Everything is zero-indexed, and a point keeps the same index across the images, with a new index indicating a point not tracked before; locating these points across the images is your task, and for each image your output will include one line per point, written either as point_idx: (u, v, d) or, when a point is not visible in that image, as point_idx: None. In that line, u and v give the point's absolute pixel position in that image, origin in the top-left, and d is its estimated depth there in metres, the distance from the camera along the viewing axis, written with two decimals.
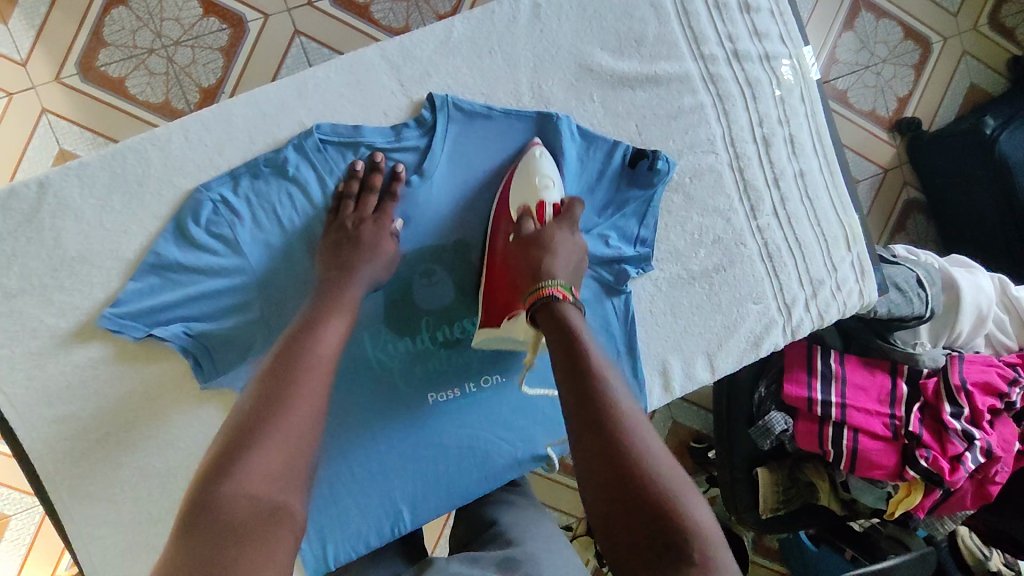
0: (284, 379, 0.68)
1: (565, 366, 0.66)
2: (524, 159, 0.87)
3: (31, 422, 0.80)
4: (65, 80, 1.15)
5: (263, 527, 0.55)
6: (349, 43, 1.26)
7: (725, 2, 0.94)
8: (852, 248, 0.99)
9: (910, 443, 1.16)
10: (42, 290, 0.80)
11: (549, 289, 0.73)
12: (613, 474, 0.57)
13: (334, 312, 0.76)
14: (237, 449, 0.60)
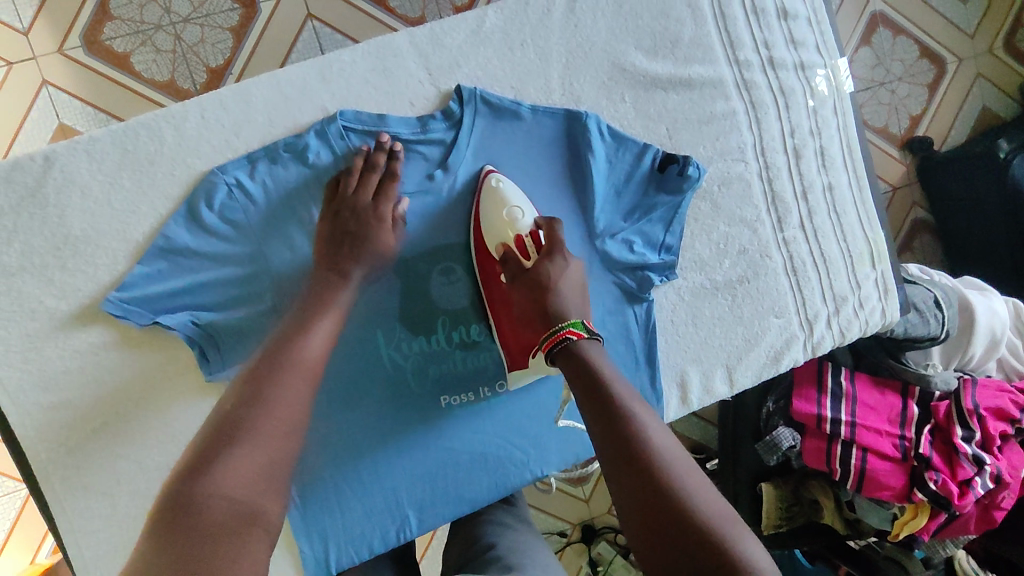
0: (269, 383, 0.70)
1: (596, 417, 0.66)
2: (483, 195, 0.83)
3: (25, 408, 0.77)
4: (68, 52, 1.11)
5: (243, 527, 0.57)
6: (364, 30, 1.22)
7: (762, 7, 0.92)
8: (877, 266, 0.97)
9: (918, 465, 1.14)
10: (43, 269, 0.76)
11: (563, 331, 0.72)
12: (662, 521, 0.57)
13: (321, 314, 0.78)
14: (221, 448, 0.62)
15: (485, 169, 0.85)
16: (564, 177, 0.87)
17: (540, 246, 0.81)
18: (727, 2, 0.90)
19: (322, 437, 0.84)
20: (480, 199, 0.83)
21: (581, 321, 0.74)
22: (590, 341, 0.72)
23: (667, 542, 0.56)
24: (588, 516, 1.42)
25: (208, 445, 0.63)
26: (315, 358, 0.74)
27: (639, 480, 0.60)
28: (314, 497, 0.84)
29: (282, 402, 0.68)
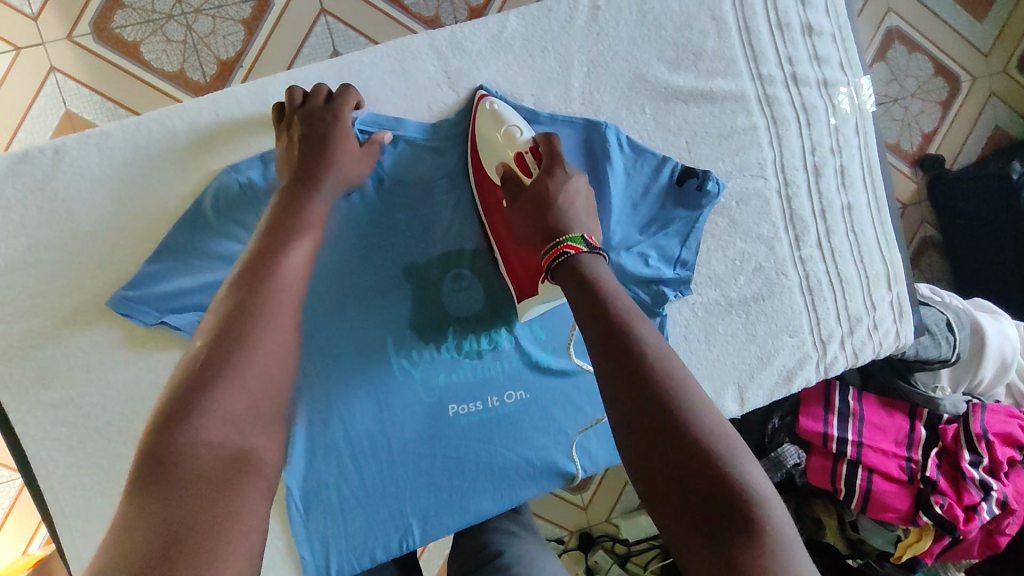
0: (247, 302, 0.58)
1: (593, 329, 0.59)
2: (480, 117, 0.80)
3: (26, 405, 0.75)
4: (77, 39, 1.09)
5: (230, 485, 0.48)
6: (377, 28, 1.21)
7: (787, 22, 0.90)
8: (892, 288, 0.96)
9: (925, 488, 1.13)
10: (49, 264, 0.75)
11: (561, 246, 0.66)
12: (662, 444, 0.51)
13: (303, 232, 0.67)
14: (197, 390, 0.51)
15: (479, 93, 0.82)
16: None
17: (541, 159, 0.76)
18: (751, 15, 0.89)
19: (326, 443, 0.82)
20: (476, 121, 0.81)
21: (581, 236, 0.67)
22: (590, 256, 0.65)
23: (667, 463, 0.50)
24: (586, 525, 1.40)
25: (177, 384, 0.52)
26: (303, 278, 0.63)
27: (640, 397, 0.53)
28: (317, 503, 0.83)
29: (269, 325, 0.57)
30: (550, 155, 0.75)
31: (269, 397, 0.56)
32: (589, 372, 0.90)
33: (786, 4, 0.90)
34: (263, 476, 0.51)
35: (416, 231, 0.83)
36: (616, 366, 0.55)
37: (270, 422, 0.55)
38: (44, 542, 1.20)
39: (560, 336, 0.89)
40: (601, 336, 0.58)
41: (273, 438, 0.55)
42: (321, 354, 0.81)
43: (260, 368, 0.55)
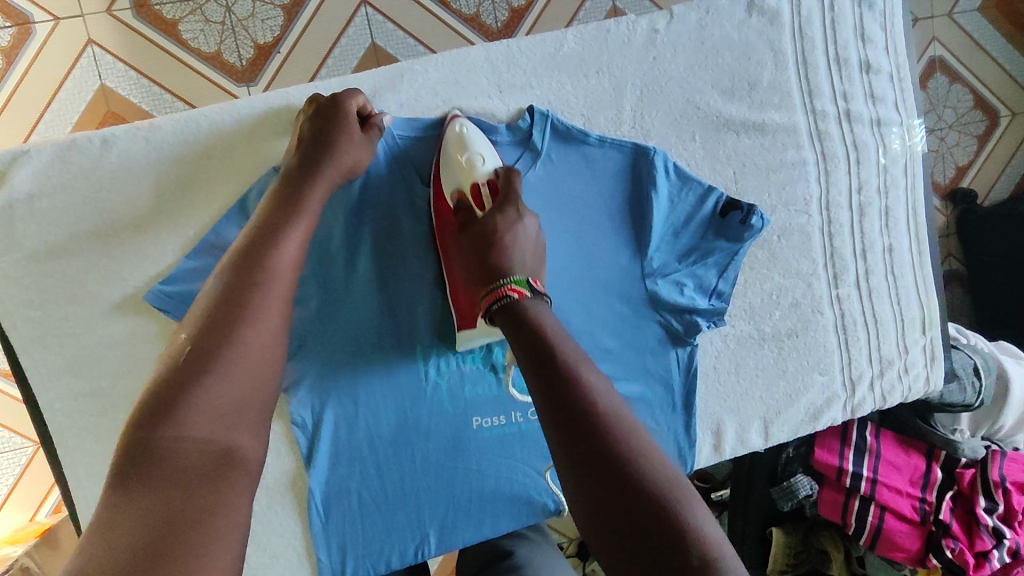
0: (241, 286, 0.57)
1: (536, 382, 0.57)
2: (447, 139, 0.78)
3: (57, 391, 0.75)
4: (116, 13, 1.08)
5: (213, 479, 0.49)
6: (416, 22, 1.19)
7: (846, 58, 0.89)
8: (926, 333, 0.96)
9: (936, 530, 1.12)
10: (89, 254, 0.74)
11: (504, 289, 0.65)
12: (607, 496, 0.49)
13: (299, 214, 0.66)
14: (185, 381, 0.51)
15: (451, 114, 0.80)
16: (623, 214, 0.85)
17: (497, 194, 0.76)
18: (810, 48, 0.88)
19: (350, 448, 0.82)
20: (442, 144, 0.78)
21: (526, 279, 0.67)
22: (534, 300, 0.65)
23: (615, 521, 0.48)
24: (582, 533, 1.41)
25: (165, 372, 0.52)
26: (296, 268, 0.63)
27: (585, 451, 0.51)
28: (338, 508, 0.83)
29: (258, 312, 0.57)
30: (507, 193, 0.75)
31: (257, 392, 0.56)
32: None
33: (846, 40, 0.89)
34: (246, 470, 0.52)
35: None
36: (558, 418, 0.53)
37: (258, 418, 0.55)
38: (51, 514, 1.23)
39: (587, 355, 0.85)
40: (544, 389, 0.56)
41: (258, 430, 0.55)
42: (349, 362, 0.80)
43: (248, 361, 0.55)
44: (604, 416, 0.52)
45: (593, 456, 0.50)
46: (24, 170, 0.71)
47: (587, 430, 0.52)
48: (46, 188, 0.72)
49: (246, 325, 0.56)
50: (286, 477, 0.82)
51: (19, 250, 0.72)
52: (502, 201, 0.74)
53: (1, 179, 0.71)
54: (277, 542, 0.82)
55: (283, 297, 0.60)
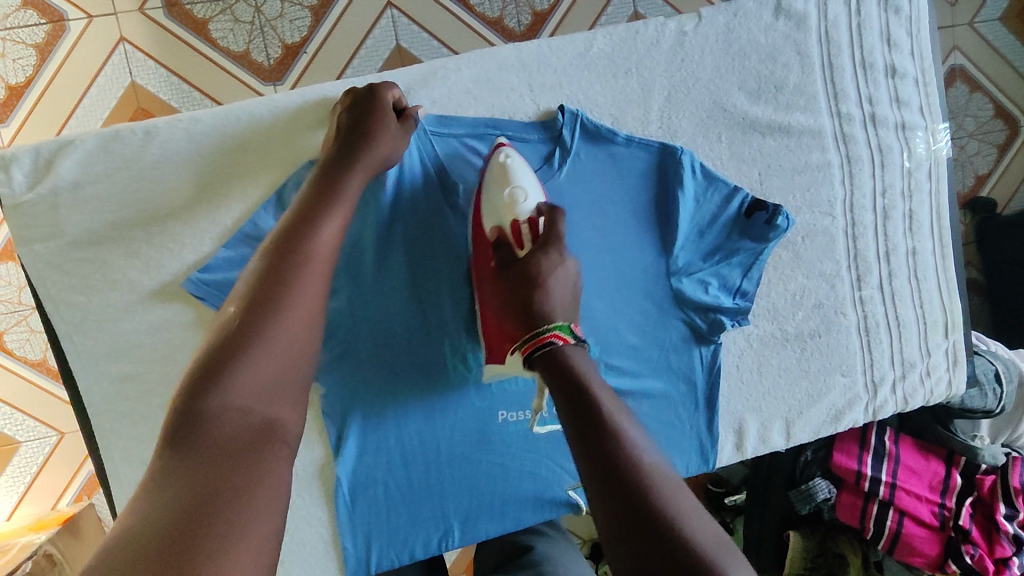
0: (283, 267, 0.59)
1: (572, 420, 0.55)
2: (491, 169, 0.78)
3: (95, 375, 0.77)
4: (149, 12, 1.11)
5: (258, 450, 0.48)
6: (440, 24, 1.21)
7: (871, 62, 0.90)
8: (949, 337, 0.96)
9: (956, 536, 1.13)
10: (130, 242, 0.76)
11: (547, 336, 0.65)
12: (647, 551, 0.45)
13: (336, 201, 0.67)
14: (230, 356, 0.51)
15: (497, 144, 0.80)
16: (649, 213, 0.86)
17: (535, 233, 0.75)
18: (836, 52, 0.89)
19: (377, 438, 0.83)
20: (487, 174, 0.79)
21: (569, 326, 0.66)
22: (575, 346, 0.64)
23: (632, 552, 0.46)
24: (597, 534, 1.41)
25: (210, 348, 0.52)
26: (335, 252, 0.64)
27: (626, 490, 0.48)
28: (363, 496, 0.84)
29: (298, 292, 0.58)
30: (544, 238, 0.74)
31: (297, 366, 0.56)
32: (641, 397, 0.89)
33: (872, 44, 0.90)
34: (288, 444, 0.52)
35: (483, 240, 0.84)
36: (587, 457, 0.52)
37: (297, 393, 0.56)
38: (71, 504, 1.25)
39: (611, 350, 0.87)
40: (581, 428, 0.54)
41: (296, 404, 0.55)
42: (378, 353, 0.82)
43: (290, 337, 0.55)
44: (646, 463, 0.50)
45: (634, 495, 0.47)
46: (70, 159, 0.74)
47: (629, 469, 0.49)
48: (91, 177, 0.74)
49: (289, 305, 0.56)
50: (315, 465, 0.83)
51: (63, 237, 0.74)
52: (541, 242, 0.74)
53: (48, 168, 0.73)
54: (304, 529, 0.84)
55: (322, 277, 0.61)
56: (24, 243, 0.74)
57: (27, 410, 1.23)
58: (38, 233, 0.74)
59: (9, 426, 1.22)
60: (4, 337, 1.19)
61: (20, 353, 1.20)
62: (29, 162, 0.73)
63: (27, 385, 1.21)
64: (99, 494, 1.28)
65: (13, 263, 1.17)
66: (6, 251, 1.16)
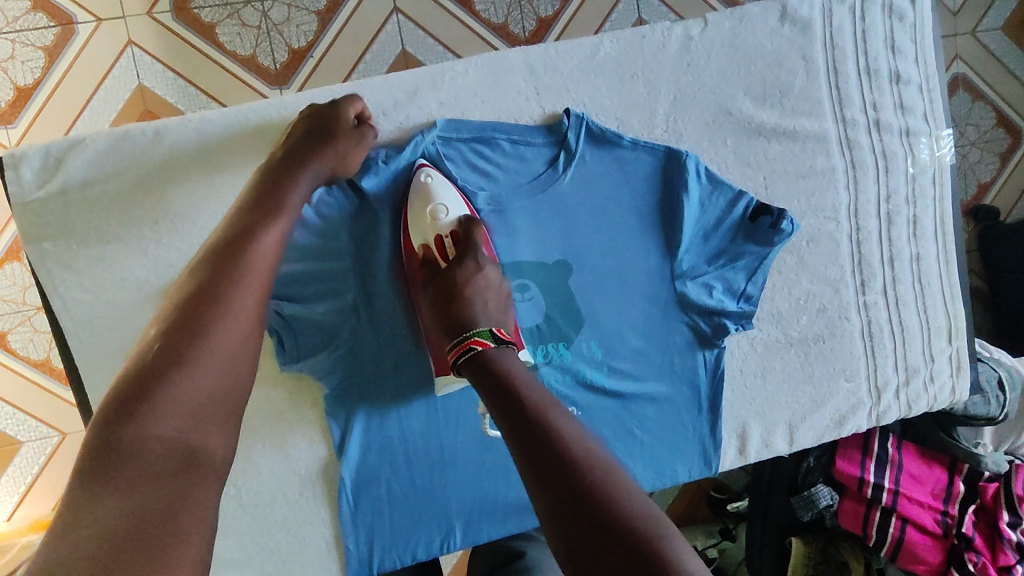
0: (217, 286, 0.58)
1: (506, 425, 0.59)
2: (412, 191, 0.78)
3: (102, 373, 0.77)
4: (157, 16, 1.12)
5: (179, 478, 0.49)
6: (446, 30, 1.22)
7: (876, 69, 0.91)
8: (953, 342, 0.96)
9: (959, 544, 1.12)
10: (138, 241, 0.77)
11: (468, 341, 0.69)
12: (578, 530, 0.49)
13: (278, 214, 0.67)
14: (156, 380, 0.51)
15: (418, 163, 0.80)
16: (653, 216, 0.86)
17: (459, 243, 0.77)
18: (841, 58, 0.89)
19: (381, 438, 0.83)
20: (410, 195, 0.79)
21: (490, 330, 0.70)
22: (497, 350, 0.68)
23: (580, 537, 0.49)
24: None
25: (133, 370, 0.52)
26: (274, 266, 0.64)
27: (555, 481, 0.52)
28: (367, 496, 0.84)
29: (233, 312, 0.58)
30: (469, 243, 0.77)
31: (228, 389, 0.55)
32: (645, 400, 0.89)
33: (876, 51, 0.90)
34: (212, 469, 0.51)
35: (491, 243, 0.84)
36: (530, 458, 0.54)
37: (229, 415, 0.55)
38: None
39: (615, 353, 0.87)
40: (513, 430, 0.57)
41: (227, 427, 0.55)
42: (383, 354, 0.82)
43: (222, 357, 0.55)
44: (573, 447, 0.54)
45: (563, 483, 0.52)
46: (81, 157, 0.74)
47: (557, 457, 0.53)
48: (101, 176, 0.75)
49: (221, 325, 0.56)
50: (319, 465, 0.83)
51: (72, 234, 0.75)
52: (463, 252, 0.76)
53: (58, 166, 0.74)
54: (307, 529, 0.83)
55: (257, 295, 0.61)
56: (33, 241, 0.74)
57: (29, 410, 1.23)
58: (48, 231, 0.74)
59: (11, 426, 1.22)
60: (7, 337, 1.20)
61: (23, 354, 1.21)
62: (39, 161, 0.73)
63: (31, 386, 1.22)
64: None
65: (17, 263, 1.18)
66: (10, 251, 1.17)
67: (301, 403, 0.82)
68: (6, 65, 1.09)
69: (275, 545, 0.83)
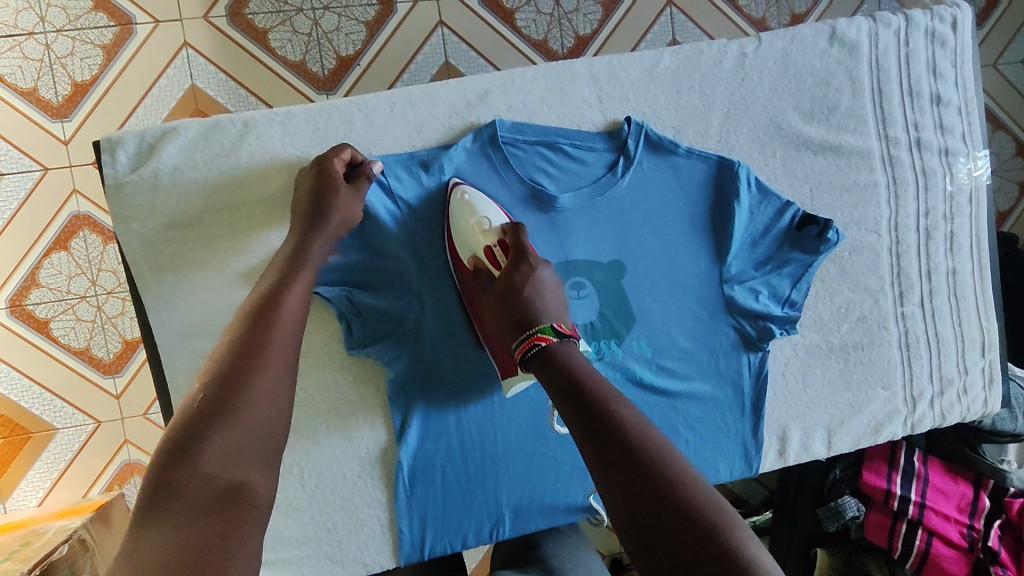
0: (252, 337, 0.63)
1: (572, 415, 0.59)
2: (454, 208, 0.82)
3: (178, 350, 0.81)
4: (213, 20, 1.16)
5: (226, 518, 0.51)
6: (487, 43, 1.26)
7: (918, 90, 0.95)
8: (986, 355, 1.00)
9: (984, 558, 1.12)
10: (219, 225, 0.81)
11: (532, 337, 0.68)
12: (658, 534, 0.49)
13: (301, 265, 0.73)
14: (198, 428, 0.55)
15: (452, 182, 0.84)
16: (705, 222, 0.90)
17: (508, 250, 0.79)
18: (885, 79, 0.94)
19: (438, 426, 0.87)
20: (450, 210, 0.83)
21: (552, 325, 0.69)
22: (560, 344, 0.67)
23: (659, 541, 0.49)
24: (616, 551, 1.34)
25: (178, 424, 0.56)
26: (302, 315, 0.69)
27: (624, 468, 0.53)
28: (422, 481, 0.87)
29: (266, 365, 0.62)
30: (517, 248, 0.78)
31: (264, 435, 0.59)
32: (690, 399, 0.92)
33: (919, 73, 0.95)
34: (257, 506, 0.54)
35: (562, 241, 0.87)
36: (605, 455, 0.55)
37: (271, 453, 0.59)
38: (101, 493, 1.22)
39: (663, 352, 0.91)
40: (580, 423, 0.58)
41: (267, 470, 0.58)
42: (443, 344, 0.85)
43: (258, 404, 0.59)
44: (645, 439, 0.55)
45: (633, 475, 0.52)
46: (172, 145, 0.78)
47: (625, 448, 0.54)
48: (190, 163, 0.79)
49: (256, 375, 0.60)
50: (378, 448, 0.87)
51: (158, 217, 0.79)
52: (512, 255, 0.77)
53: (151, 153, 0.79)
54: (363, 511, 0.86)
55: (286, 349, 0.65)
56: (122, 222, 0.78)
57: (66, 397, 1.22)
58: (136, 212, 0.78)
59: (46, 412, 1.22)
60: (50, 324, 1.19)
61: (65, 341, 1.20)
62: (134, 146, 0.78)
63: (70, 373, 1.21)
64: (129, 485, 1.26)
65: (63, 253, 1.17)
66: (57, 240, 1.17)
67: (364, 387, 0.86)
68: (65, 61, 1.13)
69: (332, 525, 0.86)
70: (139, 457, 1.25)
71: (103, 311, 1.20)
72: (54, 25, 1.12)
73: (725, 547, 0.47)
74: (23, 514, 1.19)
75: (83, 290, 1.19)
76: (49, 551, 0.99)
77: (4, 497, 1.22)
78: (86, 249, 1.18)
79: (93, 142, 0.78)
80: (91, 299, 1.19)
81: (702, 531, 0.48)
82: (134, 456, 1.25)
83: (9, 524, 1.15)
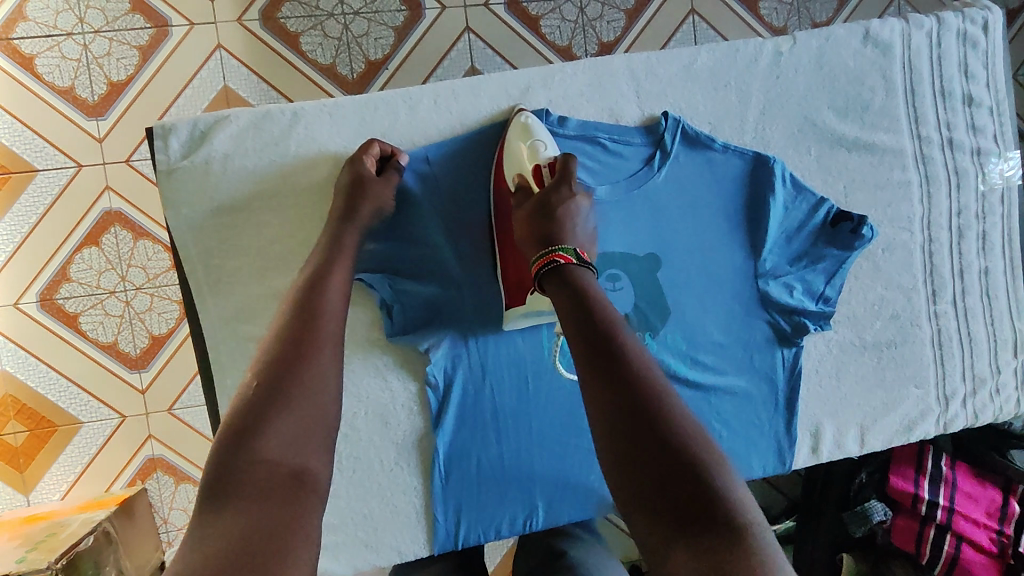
0: (302, 326, 0.65)
1: (578, 338, 0.59)
2: (512, 129, 0.84)
3: (222, 334, 0.82)
4: (246, 23, 1.18)
5: (288, 499, 0.52)
6: (510, 46, 1.26)
7: (950, 91, 0.96)
8: (1019, 355, 1.00)
9: (1015, 564, 1.07)
10: (265, 212, 0.82)
11: (552, 254, 0.68)
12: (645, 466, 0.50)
13: (341, 256, 0.74)
14: (256, 414, 0.56)
15: (518, 108, 0.87)
16: (741, 217, 0.91)
17: (555, 172, 0.77)
18: (918, 79, 0.95)
19: (474, 413, 0.87)
20: (508, 131, 0.85)
21: (575, 250, 0.69)
22: (579, 267, 0.67)
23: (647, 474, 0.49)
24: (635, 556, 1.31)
25: (236, 410, 0.57)
26: (346, 303, 0.70)
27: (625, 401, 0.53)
28: (457, 470, 0.88)
29: (317, 352, 0.63)
30: (563, 172, 0.76)
31: (320, 420, 0.60)
32: (724, 393, 0.92)
33: (951, 74, 0.96)
34: (318, 490, 0.55)
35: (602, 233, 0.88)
36: (610, 384, 0.54)
37: (328, 439, 0.60)
38: (125, 487, 1.22)
39: (697, 346, 0.91)
40: (584, 347, 0.58)
41: (325, 454, 0.59)
42: (480, 333, 0.86)
43: (311, 389, 0.60)
44: (647, 374, 0.55)
45: (640, 413, 0.52)
46: (223, 133, 0.80)
47: (631, 385, 0.54)
48: (240, 150, 0.81)
49: (305, 363, 0.62)
50: (414, 436, 0.87)
51: (208, 202, 0.81)
52: (556, 180, 0.76)
53: (202, 140, 0.80)
54: (398, 498, 0.87)
55: (335, 339, 0.66)
56: (173, 207, 0.80)
57: (93, 391, 1.23)
58: (186, 197, 0.80)
59: (73, 406, 1.23)
60: (79, 318, 1.20)
61: (93, 335, 1.21)
62: (186, 133, 0.80)
63: (100, 368, 1.22)
64: (152, 480, 1.26)
65: (95, 248, 1.19)
66: (90, 236, 1.19)
67: (401, 375, 0.87)
68: (102, 61, 1.15)
69: (368, 512, 0.87)
70: (162, 453, 1.25)
71: (132, 306, 1.21)
72: (93, 26, 1.14)
73: (718, 493, 0.48)
74: (48, 506, 1.19)
75: (113, 285, 1.20)
76: (76, 541, 0.99)
77: (27, 490, 1.23)
78: (117, 244, 1.20)
79: (146, 129, 0.80)
80: (121, 293, 1.20)
81: (699, 486, 0.48)
82: (157, 451, 1.25)
83: (34, 516, 1.15)
